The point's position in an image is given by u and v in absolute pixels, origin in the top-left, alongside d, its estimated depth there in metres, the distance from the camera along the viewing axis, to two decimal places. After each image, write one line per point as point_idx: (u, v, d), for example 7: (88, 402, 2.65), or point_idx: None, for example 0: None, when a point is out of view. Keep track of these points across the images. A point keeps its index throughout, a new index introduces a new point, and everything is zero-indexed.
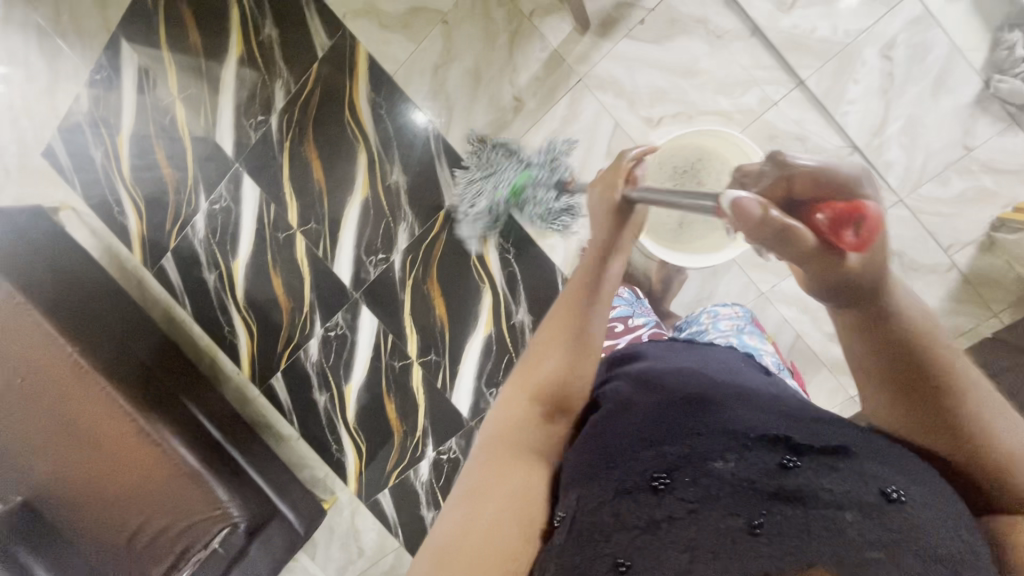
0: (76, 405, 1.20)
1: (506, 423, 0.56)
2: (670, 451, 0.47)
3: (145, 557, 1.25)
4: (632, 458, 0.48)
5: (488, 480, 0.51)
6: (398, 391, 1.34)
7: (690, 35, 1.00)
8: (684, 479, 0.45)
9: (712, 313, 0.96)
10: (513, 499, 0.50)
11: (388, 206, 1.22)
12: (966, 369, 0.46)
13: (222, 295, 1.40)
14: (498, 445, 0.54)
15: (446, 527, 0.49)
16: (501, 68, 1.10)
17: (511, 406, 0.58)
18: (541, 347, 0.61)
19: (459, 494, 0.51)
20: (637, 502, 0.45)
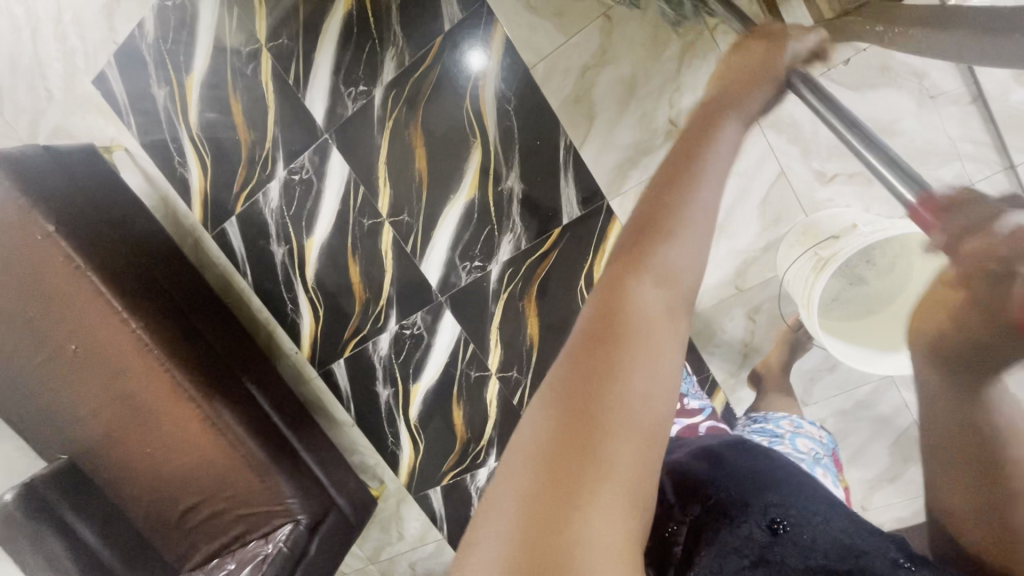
0: (137, 383, 1.11)
1: (622, 325, 0.35)
2: (789, 506, 0.46)
3: (195, 533, 1.23)
4: (757, 494, 0.48)
5: (603, 418, 0.31)
6: (469, 399, 1.28)
7: (898, 86, 0.87)
8: (809, 534, 0.43)
9: (793, 422, 0.77)
10: (632, 455, 0.31)
11: (495, 214, 1.11)
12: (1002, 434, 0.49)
13: (290, 272, 1.30)
14: (610, 356, 0.34)
15: (534, 462, 0.30)
16: (663, 82, 0.95)
17: (624, 300, 0.36)
18: (665, 221, 0.40)
19: (541, 437, 0.31)
20: (751, 538, 0.45)
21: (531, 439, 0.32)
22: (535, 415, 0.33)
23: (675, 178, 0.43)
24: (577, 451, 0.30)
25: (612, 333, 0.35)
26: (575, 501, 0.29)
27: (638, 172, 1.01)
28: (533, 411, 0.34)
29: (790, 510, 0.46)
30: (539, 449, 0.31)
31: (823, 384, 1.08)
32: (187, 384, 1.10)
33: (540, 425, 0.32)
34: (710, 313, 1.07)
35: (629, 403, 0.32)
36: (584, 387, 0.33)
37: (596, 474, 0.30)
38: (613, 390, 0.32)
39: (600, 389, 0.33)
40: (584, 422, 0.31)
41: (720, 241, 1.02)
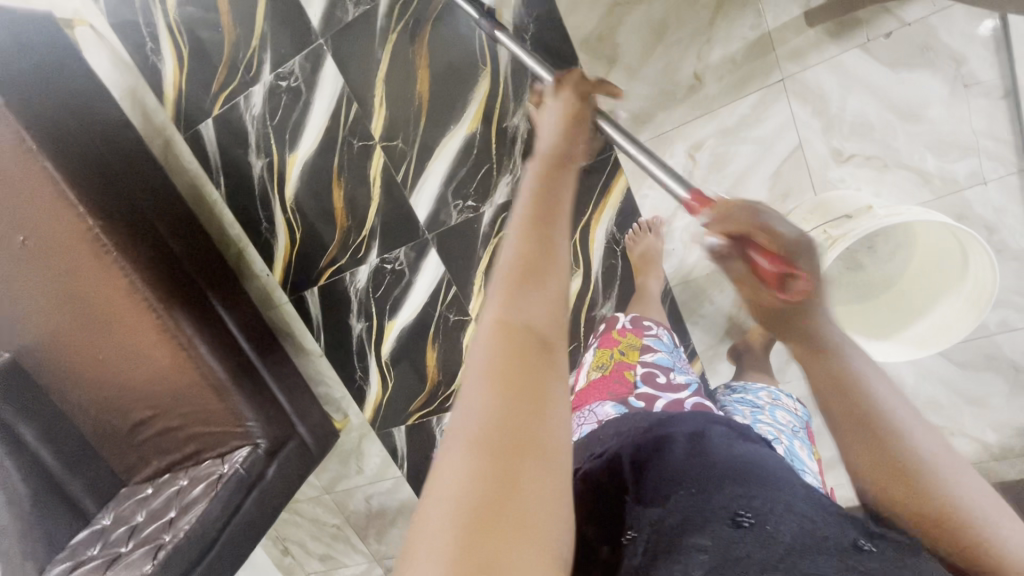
0: (92, 284, 1.03)
1: (509, 376, 0.32)
2: (756, 503, 0.45)
3: (147, 447, 1.19)
4: (717, 489, 0.47)
5: (523, 465, 0.29)
6: (445, 342, 1.25)
7: (934, 70, 0.82)
8: (774, 525, 0.43)
9: (772, 394, 0.77)
10: (553, 493, 0.30)
11: (494, 152, 1.04)
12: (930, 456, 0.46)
13: (268, 189, 1.21)
14: (522, 399, 0.31)
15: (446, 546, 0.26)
16: (693, 32, 0.89)
17: (520, 341, 0.33)
18: (531, 268, 0.37)
19: (459, 489, 0.28)
20: (721, 535, 0.43)
21: (447, 496, 0.28)
22: (452, 465, 0.29)
23: (535, 218, 0.40)
24: (502, 505, 0.28)
25: (520, 378, 0.32)
26: (502, 550, 0.26)
27: (651, 126, 0.96)
28: (446, 462, 0.30)
29: (753, 502, 0.45)
30: (458, 503, 0.28)
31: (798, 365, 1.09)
32: (147, 292, 1.03)
33: (457, 478, 0.29)
34: (701, 282, 1.05)
35: (544, 441, 0.31)
36: (500, 434, 0.30)
37: (525, 523, 0.28)
38: (518, 430, 0.30)
39: (517, 431, 0.30)
40: (505, 471, 0.29)
41: None
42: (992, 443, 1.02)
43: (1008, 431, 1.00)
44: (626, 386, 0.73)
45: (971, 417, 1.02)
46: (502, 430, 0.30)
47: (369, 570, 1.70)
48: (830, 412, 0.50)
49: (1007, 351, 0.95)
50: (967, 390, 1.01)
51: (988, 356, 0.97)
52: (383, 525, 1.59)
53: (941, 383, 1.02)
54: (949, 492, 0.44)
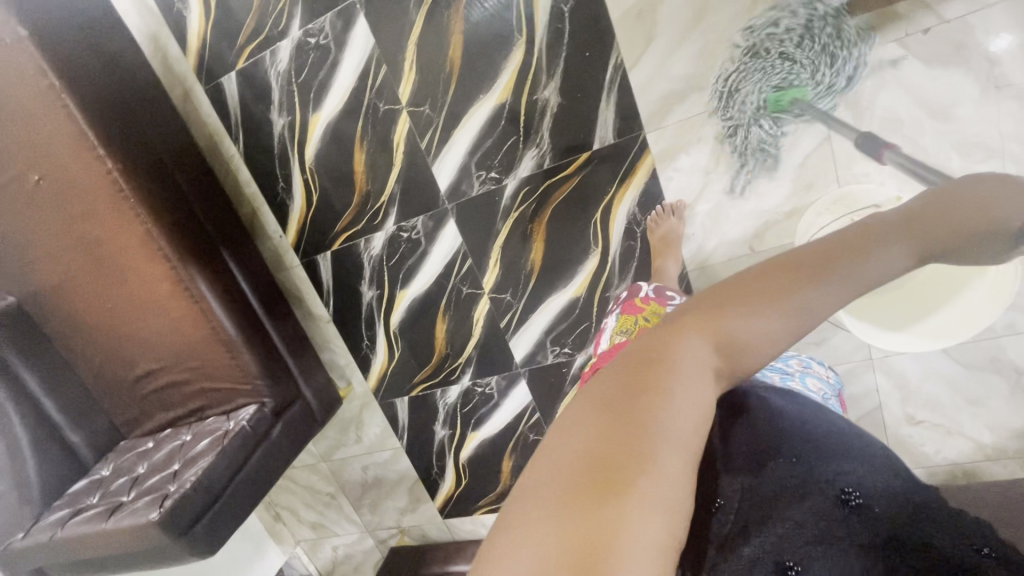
0: (106, 230, 1.02)
1: (662, 371, 0.37)
2: (863, 478, 0.41)
3: (150, 400, 1.19)
4: (825, 461, 0.42)
5: (638, 444, 0.34)
6: (456, 314, 1.26)
7: (967, 69, 0.83)
8: (880, 505, 0.40)
9: (802, 362, 0.80)
10: (665, 478, 0.33)
11: (523, 125, 1.04)
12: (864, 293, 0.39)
13: (288, 148, 1.20)
14: (648, 394, 0.36)
15: (569, 482, 0.32)
16: (733, 16, 0.89)
17: (670, 354, 0.38)
18: (751, 296, 0.39)
19: (576, 453, 0.34)
20: (822, 514, 0.40)
21: (565, 456, 0.34)
22: (571, 434, 0.35)
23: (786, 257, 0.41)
24: (614, 470, 0.32)
25: (666, 376, 0.37)
26: (621, 502, 0.31)
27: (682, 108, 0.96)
28: (565, 431, 0.36)
29: (861, 479, 0.41)
30: (576, 462, 0.33)
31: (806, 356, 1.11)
32: (162, 241, 1.02)
33: (576, 443, 0.34)
34: (717, 268, 1.06)
35: (662, 433, 0.35)
36: (619, 415, 0.35)
37: (638, 492, 0.32)
38: (653, 413, 0.35)
39: (636, 416, 0.35)
40: (621, 445, 0.33)
41: (747, 198, 1.00)
42: (987, 443, 1.05)
43: (1003, 433, 1.03)
44: None
45: (969, 417, 1.04)
46: (640, 410, 0.35)
47: (360, 539, 1.72)
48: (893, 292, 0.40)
49: (1011, 354, 0.98)
50: (968, 390, 1.03)
51: (992, 358, 0.99)
52: (378, 495, 1.61)
53: (944, 382, 1.04)
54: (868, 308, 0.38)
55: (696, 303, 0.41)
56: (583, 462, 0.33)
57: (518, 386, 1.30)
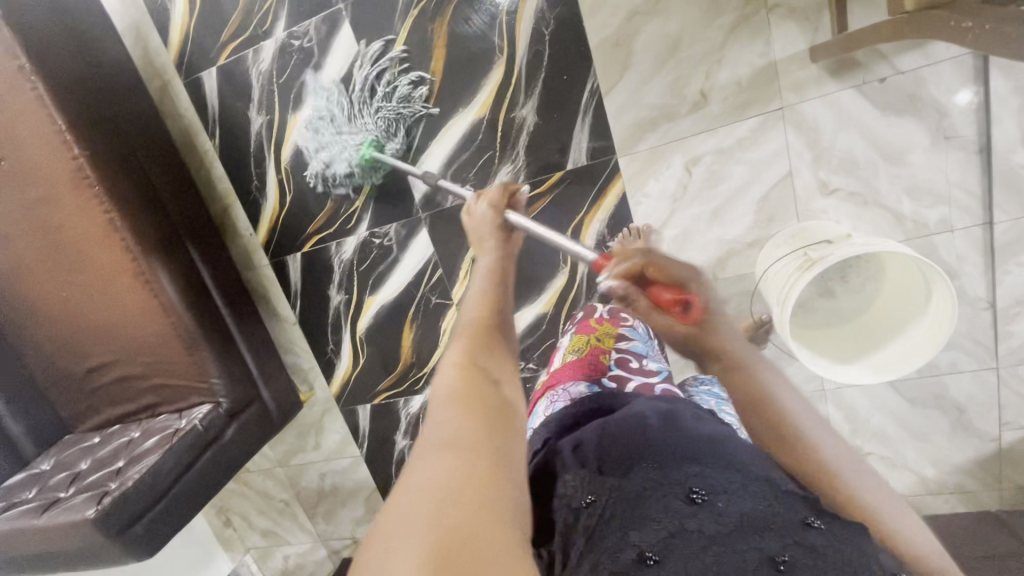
0: (67, 216, 1.00)
1: (482, 399, 0.45)
2: (714, 477, 0.47)
3: (99, 394, 1.15)
4: (677, 467, 0.48)
5: (487, 452, 0.39)
6: (423, 324, 1.26)
7: (919, 119, 0.88)
8: (727, 502, 0.45)
9: None
10: (507, 472, 0.39)
11: (499, 141, 1.06)
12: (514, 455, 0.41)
13: (264, 146, 1.19)
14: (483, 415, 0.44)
15: (432, 496, 0.34)
16: (705, 51, 0.92)
17: (472, 383, 0.47)
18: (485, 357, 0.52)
19: (430, 475, 0.36)
20: (673, 509, 0.44)
21: (422, 483, 0.36)
22: (424, 463, 0.38)
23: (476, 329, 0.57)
24: (474, 480, 0.36)
25: (484, 400, 0.45)
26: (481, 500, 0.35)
27: (654, 136, 0.99)
28: (418, 464, 0.38)
29: (710, 480, 0.47)
30: (432, 482, 0.36)
31: None
32: (125, 232, 1.00)
33: (430, 469, 0.37)
34: None
35: (495, 436, 0.41)
36: (462, 434, 0.40)
37: (491, 487, 0.36)
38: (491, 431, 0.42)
39: (473, 433, 0.41)
40: (469, 455, 0.38)
41: (712, 226, 1.03)
42: (929, 476, 1.09)
43: (944, 468, 1.07)
44: (600, 369, 0.79)
45: (914, 450, 1.08)
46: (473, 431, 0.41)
47: (312, 549, 1.68)
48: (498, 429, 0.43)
49: (954, 393, 1.02)
50: (913, 425, 1.07)
51: (936, 395, 1.03)
52: (334, 503, 1.57)
53: (892, 416, 1.08)
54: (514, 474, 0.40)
55: (465, 346, 0.54)
56: (446, 478, 0.36)
57: None
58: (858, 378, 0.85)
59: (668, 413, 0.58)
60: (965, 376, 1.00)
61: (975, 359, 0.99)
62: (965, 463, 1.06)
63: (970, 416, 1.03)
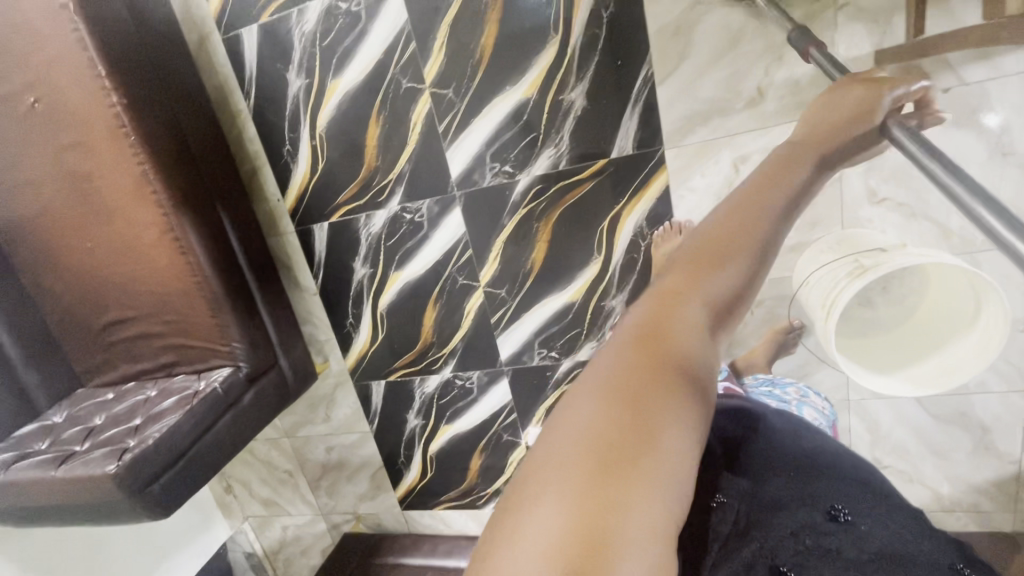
0: (100, 165, 0.97)
1: (662, 344, 0.34)
2: (852, 501, 0.48)
3: (116, 350, 1.13)
4: (817, 482, 0.49)
5: (641, 427, 0.30)
6: (447, 303, 1.24)
7: (978, 133, 0.87)
8: (867, 524, 0.45)
9: (800, 392, 0.87)
10: (676, 458, 0.31)
11: (544, 123, 1.04)
12: (678, 430, 0.31)
13: (300, 111, 1.17)
14: (656, 365, 0.33)
15: (564, 468, 0.29)
16: (766, 47, 0.91)
17: (673, 320, 0.35)
18: (693, 273, 0.37)
19: (584, 438, 0.30)
20: (813, 525, 0.45)
21: (572, 440, 0.30)
22: (581, 415, 0.31)
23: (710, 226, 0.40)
24: (631, 466, 0.29)
25: (661, 344, 0.34)
26: (618, 489, 0.28)
27: (704, 130, 0.98)
28: (575, 408, 0.32)
29: (848, 500, 0.48)
30: (582, 449, 0.29)
31: None
32: (157, 186, 0.97)
33: (585, 428, 0.30)
34: None
35: (674, 412, 0.32)
36: (635, 395, 0.31)
37: (638, 471, 0.29)
38: (657, 391, 0.32)
39: (648, 399, 0.31)
40: (636, 428, 0.30)
41: None
42: (944, 494, 1.09)
43: (960, 485, 1.08)
44: None
45: (932, 466, 1.09)
46: (635, 391, 0.32)
47: (312, 522, 1.67)
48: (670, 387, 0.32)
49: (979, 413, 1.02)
50: (933, 441, 1.07)
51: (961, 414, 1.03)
52: (338, 478, 1.57)
53: (913, 430, 1.07)
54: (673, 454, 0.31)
55: (686, 258, 0.38)
56: (586, 445, 0.30)
57: (499, 384, 1.29)
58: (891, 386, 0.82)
59: (801, 429, 0.59)
60: None
61: None
62: (982, 483, 1.06)
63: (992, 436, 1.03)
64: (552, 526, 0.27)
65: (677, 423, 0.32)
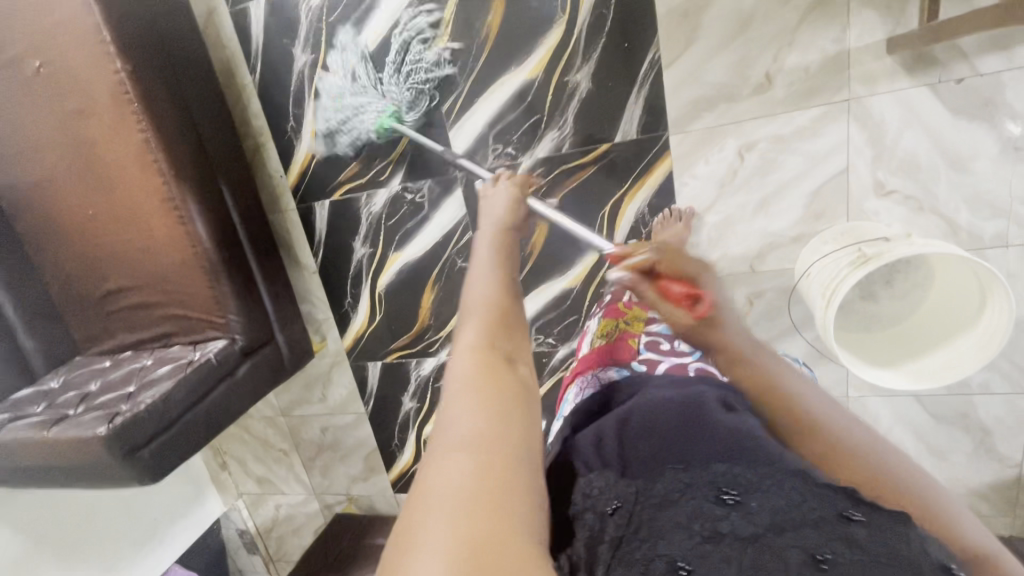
0: (103, 132, 0.98)
1: (487, 392, 0.38)
2: (743, 474, 0.44)
3: (114, 319, 1.14)
4: (704, 466, 0.46)
5: (497, 459, 0.34)
6: (445, 286, 1.24)
7: (992, 126, 0.85)
8: (757, 501, 0.42)
9: None
10: (529, 481, 0.34)
11: (549, 105, 1.02)
12: (525, 455, 0.35)
13: (305, 86, 1.16)
14: (494, 410, 0.37)
15: (447, 517, 0.30)
16: (776, 32, 0.89)
17: (485, 372, 0.40)
18: (489, 342, 0.43)
19: (457, 485, 0.31)
20: (705, 508, 0.42)
21: (446, 494, 0.31)
22: (448, 470, 0.33)
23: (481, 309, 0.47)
24: (501, 490, 0.32)
25: (489, 391, 0.38)
26: (496, 516, 0.30)
27: (710, 116, 0.96)
28: (437, 471, 0.33)
29: (739, 476, 0.44)
30: (457, 494, 0.31)
31: None
32: (159, 154, 0.97)
33: (456, 478, 0.32)
34: (716, 280, 1.06)
35: (518, 436, 0.36)
36: (489, 435, 0.35)
37: (502, 492, 0.32)
38: (497, 429, 0.36)
39: (493, 434, 0.35)
40: (493, 459, 0.33)
41: (757, 217, 1.00)
42: None
43: (959, 487, 1.06)
44: (630, 352, 0.73)
45: (932, 468, 1.07)
46: (479, 437, 0.35)
47: (305, 501, 1.68)
48: (503, 430, 0.36)
49: (981, 414, 1.00)
50: (933, 441, 1.05)
51: (963, 414, 1.01)
52: (332, 459, 1.57)
53: (912, 430, 1.06)
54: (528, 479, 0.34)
55: (478, 331, 0.45)
56: (456, 491, 0.31)
57: None
58: (912, 381, 0.83)
59: (694, 394, 0.55)
60: (997, 398, 0.99)
61: (1009, 382, 0.97)
62: (979, 485, 1.05)
63: (994, 438, 1.01)
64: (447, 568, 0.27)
65: (523, 452, 0.35)
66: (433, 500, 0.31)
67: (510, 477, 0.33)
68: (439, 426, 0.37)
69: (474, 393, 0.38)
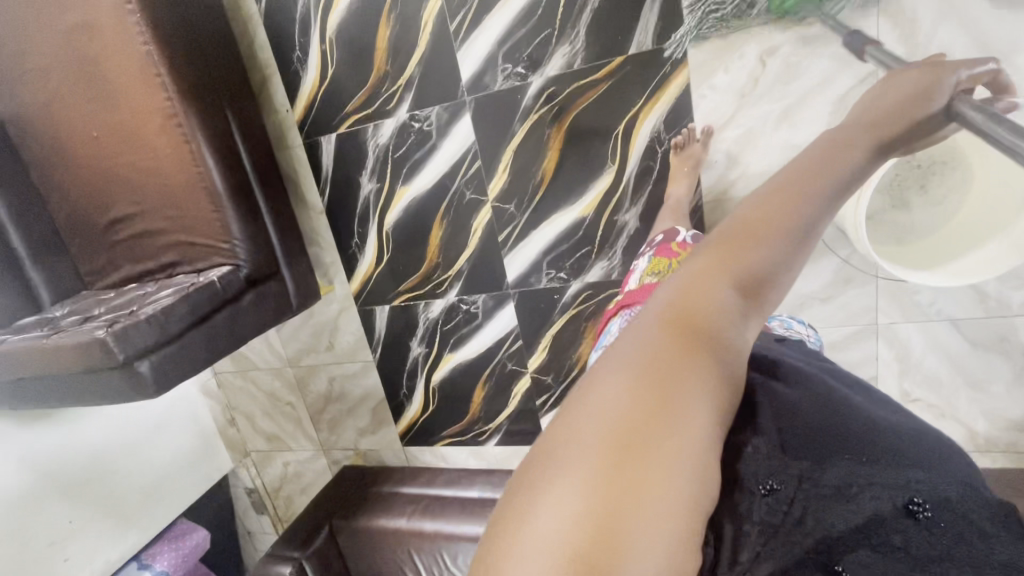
0: (106, 48, 0.96)
1: (691, 326, 0.30)
2: (943, 483, 0.31)
3: (119, 250, 1.13)
4: (895, 462, 0.32)
5: (665, 413, 0.28)
6: (454, 221, 1.21)
7: None
8: (953, 525, 0.31)
9: (784, 322, 0.80)
10: (705, 447, 0.28)
11: (560, 17, 0.99)
12: (699, 422, 0.28)
13: (311, 12, 1.14)
14: (686, 353, 0.30)
15: (585, 454, 0.26)
16: None
17: (700, 295, 0.32)
18: (732, 249, 0.33)
19: (609, 418, 0.27)
20: (877, 520, 0.32)
21: (598, 421, 0.27)
22: (606, 392, 0.28)
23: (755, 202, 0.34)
24: (654, 448, 0.27)
25: (694, 330, 0.30)
26: (635, 479, 0.26)
27: (729, 20, 0.92)
28: (597, 389, 0.29)
29: (936, 485, 0.32)
30: (604, 427, 0.27)
31: (810, 313, 1.04)
32: (161, 67, 0.95)
33: (610, 406, 0.28)
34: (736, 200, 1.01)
35: (699, 397, 0.29)
36: (664, 375, 0.28)
37: (656, 453, 0.26)
38: (682, 379, 0.29)
39: (672, 379, 0.29)
40: (660, 407, 0.28)
41: (779, 129, 0.95)
42: (980, 432, 1.01)
43: (998, 422, 1.00)
44: None
45: (968, 401, 1.00)
46: (655, 374, 0.29)
47: (313, 458, 1.65)
48: (690, 379, 0.29)
49: None
50: (970, 371, 0.99)
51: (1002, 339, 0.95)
52: (340, 411, 1.55)
53: (947, 359, 0.99)
54: (696, 454, 0.28)
55: (730, 231, 0.33)
56: (602, 428, 0.27)
57: (505, 308, 1.25)
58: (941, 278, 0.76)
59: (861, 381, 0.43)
60: None
61: None
62: (1021, 418, 0.98)
63: None
64: (564, 514, 0.25)
65: (701, 421, 0.28)
66: (579, 424, 0.27)
67: (671, 441, 0.27)
68: (618, 335, 0.32)
69: (674, 318, 0.31)
